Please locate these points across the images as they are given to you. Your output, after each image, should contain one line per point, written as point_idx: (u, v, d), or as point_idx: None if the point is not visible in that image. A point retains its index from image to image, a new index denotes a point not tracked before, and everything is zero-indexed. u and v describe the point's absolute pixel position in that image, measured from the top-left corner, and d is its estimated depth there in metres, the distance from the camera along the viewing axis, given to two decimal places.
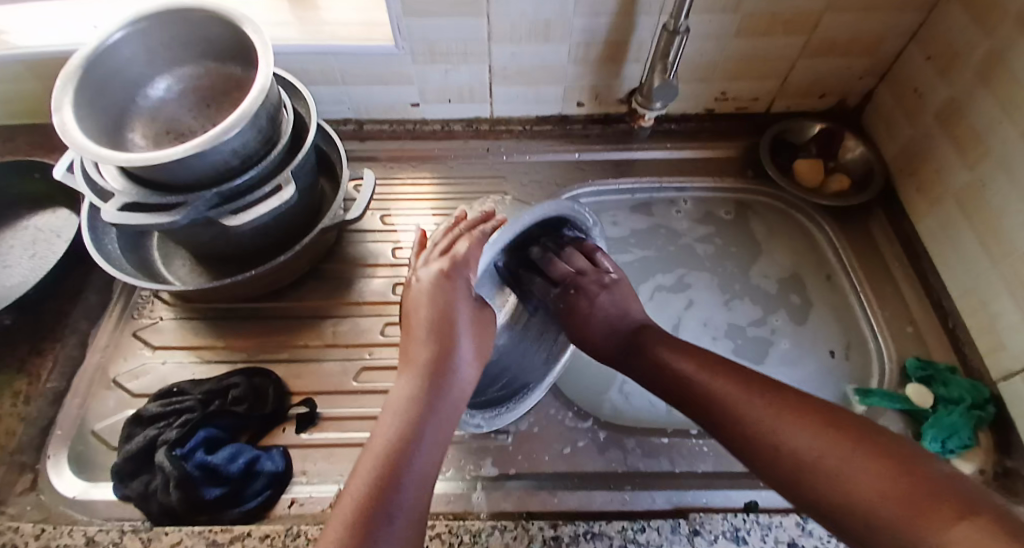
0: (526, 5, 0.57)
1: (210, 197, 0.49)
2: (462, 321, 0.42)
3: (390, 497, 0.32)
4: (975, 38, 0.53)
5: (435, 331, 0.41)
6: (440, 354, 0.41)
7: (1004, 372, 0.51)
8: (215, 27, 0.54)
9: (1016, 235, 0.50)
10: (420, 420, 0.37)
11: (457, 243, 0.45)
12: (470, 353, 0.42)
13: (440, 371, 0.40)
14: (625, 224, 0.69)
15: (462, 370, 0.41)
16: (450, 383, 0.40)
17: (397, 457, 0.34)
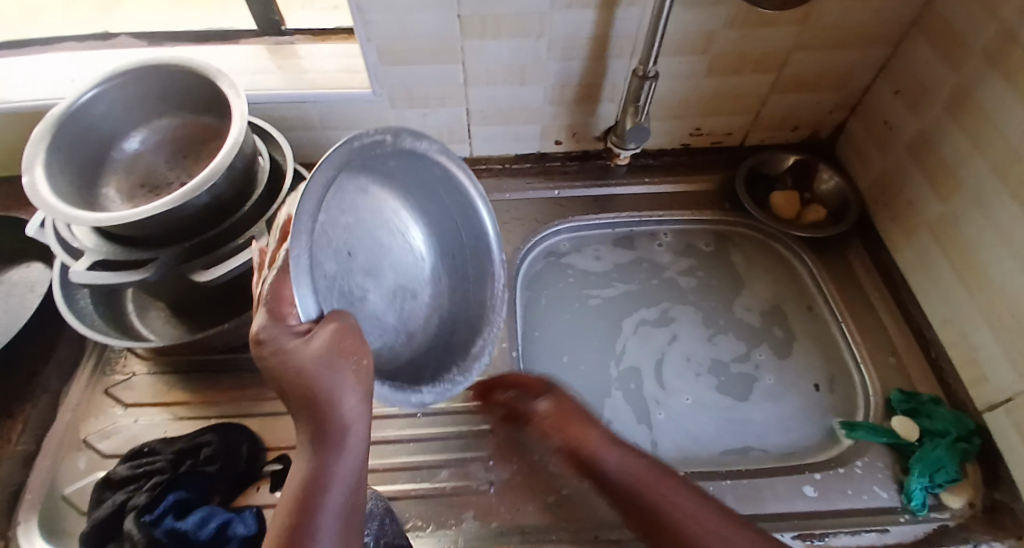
0: (501, 52, 0.58)
1: (181, 250, 0.48)
2: (335, 384, 0.32)
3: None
4: (942, 74, 0.55)
5: (305, 403, 0.33)
6: (320, 430, 0.33)
7: (987, 403, 0.52)
8: (189, 78, 0.54)
9: (995, 268, 0.51)
10: (312, 511, 0.33)
11: (279, 281, 0.32)
12: (357, 410, 0.33)
13: (326, 449, 0.33)
14: (607, 258, 0.70)
15: (353, 437, 0.34)
16: (338, 455, 0.34)
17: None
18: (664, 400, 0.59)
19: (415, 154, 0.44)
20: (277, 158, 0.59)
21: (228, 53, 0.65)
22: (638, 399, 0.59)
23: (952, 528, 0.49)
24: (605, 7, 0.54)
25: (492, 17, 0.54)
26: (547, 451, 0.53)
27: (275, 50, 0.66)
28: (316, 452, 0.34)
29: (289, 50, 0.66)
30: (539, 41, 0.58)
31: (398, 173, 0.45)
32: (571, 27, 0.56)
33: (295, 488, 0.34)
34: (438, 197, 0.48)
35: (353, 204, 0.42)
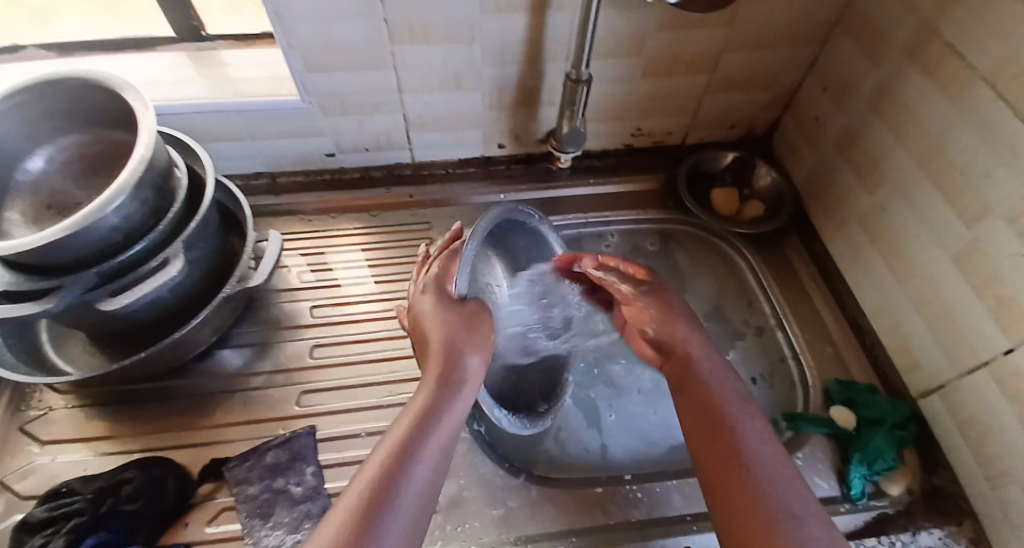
0: (433, 58, 0.57)
1: (90, 277, 0.45)
2: (465, 342, 0.43)
3: (390, 504, 0.32)
4: (865, 70, 0.57)
5: (440, 352, 0.42)
6: (451, 380, 0.41)
7: (920, 390, 0.54)
8: (97, 93, 0.51)
9: (919, 258, 0.52)
10: (425, 435, 0.37)
11: (437, 262, 0.47)
12: (474, 375, 0.43)
13: (440, 394, 0.40)
14: None
15: (462, 395, 0.41)
16: (452, 407, 0.40)
17: (401, 467, 0.34)
18: (614, 407, 0.58)
19: (537, 234, 0.55)
20: (195, 168, 0.57)
21: (146, 62, 0.63)
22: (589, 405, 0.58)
23: (893, 515, 0.50)
24: (535, 11, 0.53)
25: (419, 23, 0.53)
26: (495, 463, 0.52)
27: (196, 56, 0.64)
28: (434, 392, 0.40)
29: (212, 58, 0.64)
30: (471, 46, 0.56)
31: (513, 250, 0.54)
32: (504, 31, 0.55)
33: (407, 418, 0.38)
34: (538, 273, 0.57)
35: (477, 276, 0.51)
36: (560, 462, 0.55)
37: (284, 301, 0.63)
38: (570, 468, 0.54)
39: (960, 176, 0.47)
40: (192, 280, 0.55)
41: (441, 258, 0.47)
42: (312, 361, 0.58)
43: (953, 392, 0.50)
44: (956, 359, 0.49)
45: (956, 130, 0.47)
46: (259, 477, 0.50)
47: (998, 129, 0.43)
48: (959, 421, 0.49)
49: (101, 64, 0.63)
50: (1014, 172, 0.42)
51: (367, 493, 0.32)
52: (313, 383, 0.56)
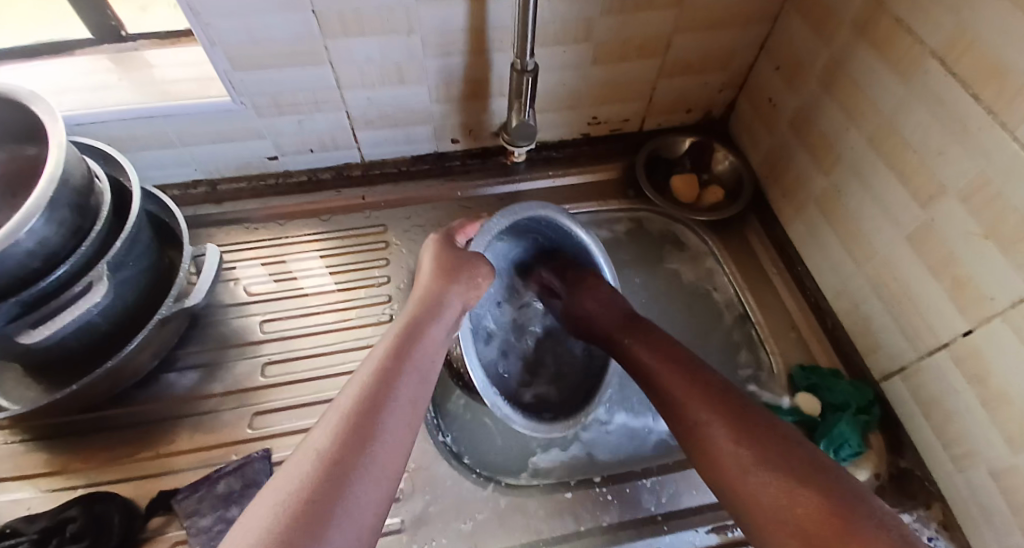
0: (371, 51, 0.54)
1: (9, 308, 0.41)
2: (447, 291, 0.45)
3: (373, 417, 0.33)
4: (816, 48, 0.55)
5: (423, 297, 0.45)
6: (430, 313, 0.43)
7: (883, 372, 0.54)
8: (2, 105, 0.47)
9: (876, 239, 0.52)
10: (405, 359, 0.38)
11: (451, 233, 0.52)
12: (452, 314, 0.45)
13: (420, 326, 0.42)
14: None
15: (442, 329, 0.43)
16: (430, 334, 0.42)
17: (383, 385, 0.35)
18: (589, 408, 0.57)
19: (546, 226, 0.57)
20: (119, 178, 0.53)
21: (65, 67, 0.58)
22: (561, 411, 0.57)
23: None
24: None
25: (352, 15, 0.49)
26: (460, 474, 0.51)
27: (118, 58, 0.59)
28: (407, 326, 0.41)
29: (136, 59, 0.59)
30: (411, 38, 0.53)
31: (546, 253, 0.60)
32: (443, 21, 0.52)
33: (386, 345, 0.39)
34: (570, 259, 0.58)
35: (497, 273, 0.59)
36: (543, 466, 0.54)
37: (232, 318, 0.60)
38: (553, 472, 0.54)
39: (913, 154, 0.47)
40: (127, 301, 0.51)
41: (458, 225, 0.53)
42: (264, 380, 0.56)
43: (914, 373, 0.50)
44: (916, 340, 0.49)
45: (907, 107, 0.46)
46: (211, 507, 0.47)
47: (948, 105, 0.42)
48: (922, 401, 0.50)
49: (16, 74, 0.58)
50: (966, 150, 0.41)
51: (359, 396, 0.34)
52: (268, 403, 0.54)
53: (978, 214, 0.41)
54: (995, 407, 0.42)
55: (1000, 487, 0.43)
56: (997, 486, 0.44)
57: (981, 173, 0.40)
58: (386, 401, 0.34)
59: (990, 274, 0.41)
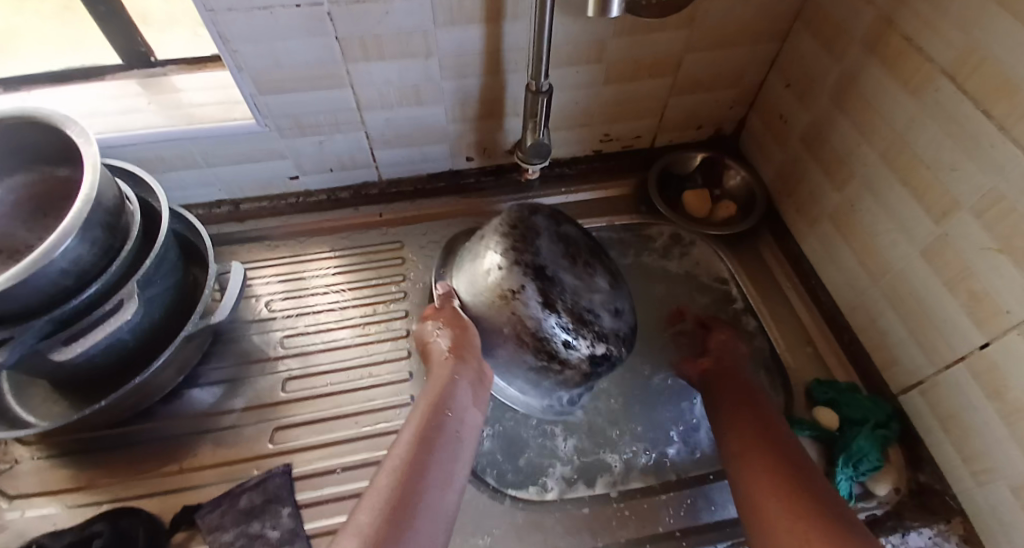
0: (389, 73, 0.55)
1: (43, 325, 0.43)
2: (462, 396, 0.47)
3: (406, 526, 0.35)
4: (827, 64, 0.57)
5: (439, 378, 0.48)
6: (446, 400, 0.46)
7: (901, 386, 0.54)
8: (34, 130, 0.48)
9: (891, 253, 0.52)
10: (431, 451, 0.41)
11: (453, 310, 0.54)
12: (469, 394, 0.48)
13: (439, 419, 0.44)
14: None
15: (467, 416, 0.46)
16: (454, 420, 0.45)
17: (419, 463, 0.40)
18: (608, 422, 0.57)
19: None
20: (147, 199, 0.55)
21: (95, 92, 0.60)
22: (582, 432, 0.56)
23: (881, 516, 0.51)
24: (491, 21, 0.52)
25: (371, 39, 0.51)
26: (479, 489, 0.51)
27: (147, 83, 0.61)
28: (428, 422, 0.43)
29: (163, 83, 0.61)
30: (428, 60, 0.55)
31: None
32: (458, 44, 0.54)
33: (408, 439, 0.42)
34: None
35: None
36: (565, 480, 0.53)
37: (253, 334, 0.61)
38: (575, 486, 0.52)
39: (926, 170, 0.47)
40: (155, 317, 0.53)
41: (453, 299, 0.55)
42: (285, 395, 0.57)
43: (933, 388, 0.50)
44: (934, 354, 0.49)
45: (918, 123, 0.47)
46: (234, 522, 0.48)
47: (960, 122, 0.43)
48: (941, 416, 0.49)
49: (49, 99, 0.60)
50: (979, 165, 0.42)
51: (395, 485, 0.37)
52: (287, 418, 0.55)
53: (992, 229, 0.42)
54: (1015, 422, 0.42)
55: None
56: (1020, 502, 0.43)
57: (994, 189, 0.41)
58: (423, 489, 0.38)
59: (1006, 289, 0.41)
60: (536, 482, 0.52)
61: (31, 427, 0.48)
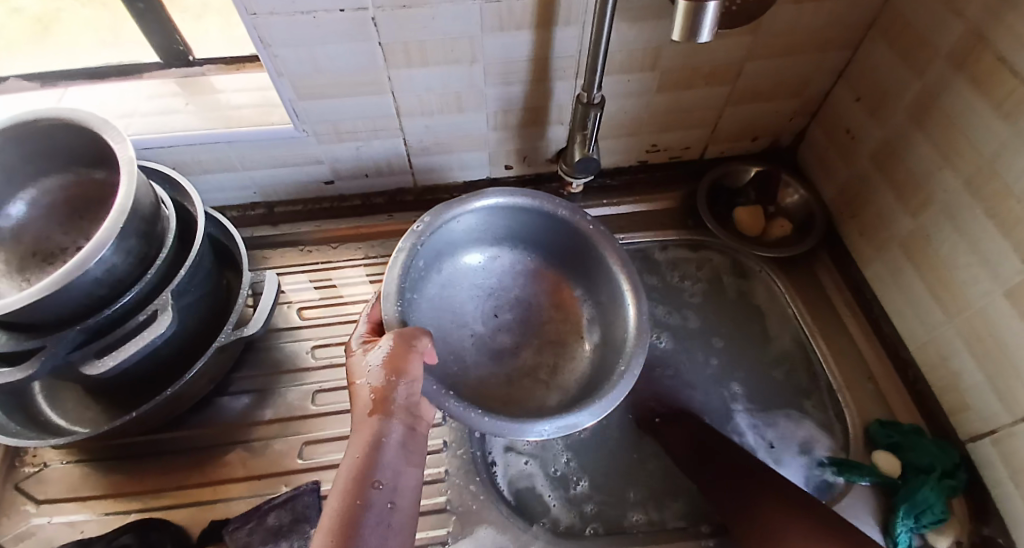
0: (432, 79, 0.53)
1: (75, 336, 0.42)
2: (396, 441, 0.36)
3: None
4: (905, 79, 0.52)
5: (361, 439, 0.35)
6: (374, 466, 0.34)
7: (970, 433, 0.49)
8: (72, 133, 0.48)
9: (969, 290, 0.48)
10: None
11: (377, 346, 0.39)
12: (401, 447, 0.36)
13: (355, 519, 0.30)
14: (457, 272, 0.58)
15: (400, 477, 0.34)
16: (379, 496, 0.33)
17: None
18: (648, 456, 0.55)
19: (475, 223, 0.56)
20: (183, 203, 0.54)
21: (131, 91, 0.59)
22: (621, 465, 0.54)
23: None
24: (541, 27, 0.49)
25: (416, 44, 0.49)
26: (515, 520, 0.49)
27: (184, 82, 0.60)
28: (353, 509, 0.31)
29: (201, 83, 0.60)
30: (472, 67, 0.52)
31: (501, 229, 0.58)
32: (507, 50, 0.51)
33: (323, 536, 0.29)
34: (509, 227, 0.57)
35: (450, 232, 0.55)
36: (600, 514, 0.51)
37: (284, 343, 0.60)
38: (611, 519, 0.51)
39: (1017, 204, 0.42)
40: (188, 325, 0.52)
41: (370, 356, 0.39)
42: (314, 408, 0.55)
43: (1009, 439, 0.46)
44: (1011, 404, 0.45)
45: (1013, 152, 0.42)
46: (261, 541, 0.47)
47: None
48: (1015, 471, 0.45)
49: (84, 96, 0.59)
50: None
51: None
52: (316, 433, 0.54)
53: None
54: None
55: None
56: None
57: None
58: None
59: None
60: (560, 504, 0.52)
61: (65, 435, 0.48)
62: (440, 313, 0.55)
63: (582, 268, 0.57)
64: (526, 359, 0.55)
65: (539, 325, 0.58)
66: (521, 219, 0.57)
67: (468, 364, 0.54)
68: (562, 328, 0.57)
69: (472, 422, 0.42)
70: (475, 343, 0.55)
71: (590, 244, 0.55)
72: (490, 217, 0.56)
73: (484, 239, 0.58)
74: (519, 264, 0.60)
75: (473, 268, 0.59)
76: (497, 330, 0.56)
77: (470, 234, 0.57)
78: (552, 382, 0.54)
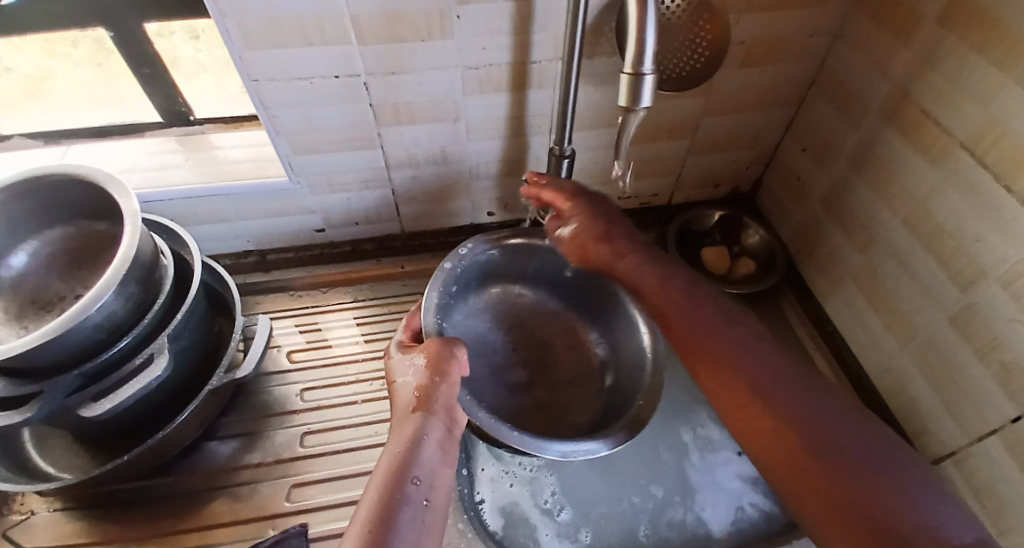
0: (419, 136, 0.58)
1: (72, 380, 0.44)
2: (435, 439, 0.38)
3: None
4: (843, 131, 0.58)
5: (402, 434, 0.38)
6: (411, 458, 0.35)
7: (934, 455, 0.52)
8: (79, 187, 0.51)
9: (916, 318, 0.52)
10: (395, 526, 0.30)
11: (418, 353, 0.44)
12: (438, 447, 0.38)
13: (393, 503, 0.32)
14: (485, 304, 0.62)
15: (435, 472, 0.36)
16: (415, 484, 0.34)
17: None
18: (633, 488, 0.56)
19: (506, 255, 0.61)
20: (181, 253, 0.56)
21: (132, 149, 0.63)
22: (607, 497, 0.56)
23: None
24: (518, 89, 0.55)
25: (405, 105, 0.54)
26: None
27: (185, 140, 0.64)
28: (391, 492, 0.32)
29: (201, 141, 0.64)
30: (456, 124, 0.57)
31: (526, 267, 0.62)
32: (487, 109, 0.56)
33: (363, 514, 0.31)
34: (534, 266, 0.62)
35: (483, 263, 0.60)
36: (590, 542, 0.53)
37: (273, 386, 0.61)
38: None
39: (951, 239, 0.47)
40: (181, 369, 0.53)
41: (410, 363, 0.43)
42: (303, 450, 0.56)
43: (968, 458, 0.48)
44: (965, 423, 0.48)
45: (940, 193, 0.48)
46: None
47: (982, 193, 0.44)
48: (977, 489, 0.48)
49: (88, 152, 0.62)
50: (1005, 239, 0.42)
51: None
52: (304, 474, 0.54)
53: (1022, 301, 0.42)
54: None
55: None
56: None
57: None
58: None
59: None
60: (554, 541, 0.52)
61: (55, 480, 0.48)
62: (467, 337, 0.58)
63: (599, 312, 0.61)
64: (540, 395, 0.57)
65: (552, 360, 0.60)
66: (542, 262, 0.61)
67: (488, 395, 0.55)
68: (576, 366, 0.60)
69: (501, 435, 0.44)
70: (493, 374, 0.57)
71: (600, 290, 0.59)
72: (516, 254, 0.61)
73: (510, 276, 0.63)
74: (540, 303, 0.63)
75: (501, 302, 0.62)
76: (515, 366, 0.59)
77: (499, 266, 0.61)
78: (567, 416, 0.56)
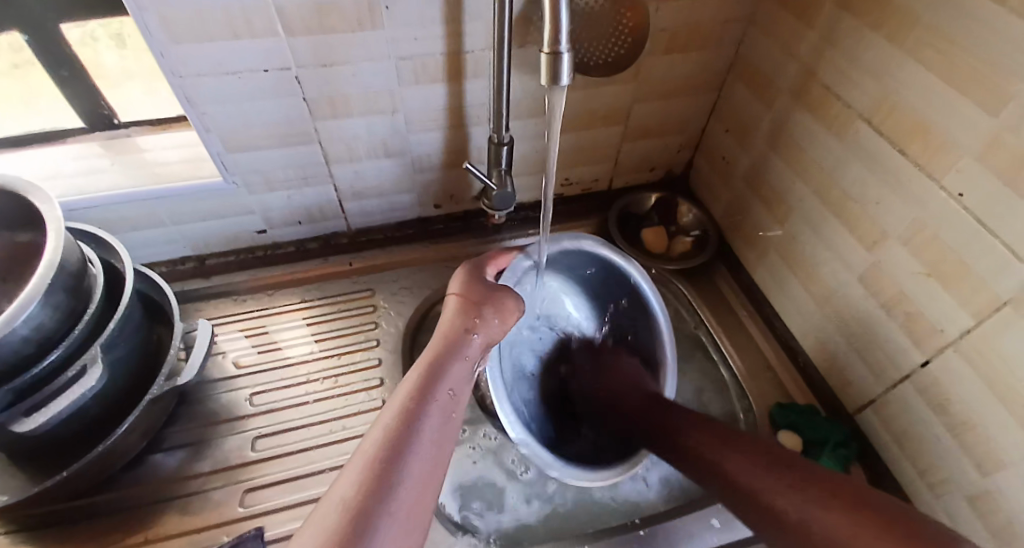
0: (358, 131, 0.58)
1: (0, 397, 0.41)
2: (474, 346, 0.45)
3: (379, 510, 0.28)
4: (760, 111, 0.62)
5: (448, 334, 0.45)
6: (446, 360, 0.42)
7: (855, 405, 0.57)
8: (1, 197, 0.49)
9: (831, 280, 0.57)
10: (435, 395, 0.38)
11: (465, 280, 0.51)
12: (475, 350, 0.45)
13: (437, 377, 0.40)
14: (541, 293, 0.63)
15: (466, 367, 0.43)
16: (448, 377, 0.41)
17: (423, 409, 0.36)
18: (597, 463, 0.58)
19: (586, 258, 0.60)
20: (112, 262, 0.54)
21: (53, 156, 0.60)
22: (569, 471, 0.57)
23: None
24: (453, 81, 0.56)
25: (339, 98, 0.53)
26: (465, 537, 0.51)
27: (110, 145, 0.61)
28: (433, 369, 0.40)
29: (127, 144, 0.61)
30: (394, 116, 0.57)
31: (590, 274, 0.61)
32: (424, 102, 0.57)
33: (410, 382, 0.39)
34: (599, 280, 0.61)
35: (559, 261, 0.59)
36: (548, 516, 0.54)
37: (220, 393, 0.59)
38: (560, 520, 0.54)
39: (855, 205, 0.52)
40: (118, 380, 0.51)
41: (456, 287, 0.51)
42: (254, 454, 0.55)
43: (884, 404, 0.53)
44: (880, 372, 0.53)
45: (845, 162, 0.52)
46: None
47: (879, 159, 0.48)
48: (894, 431, 0.52)
49: (6, 161, 0.59)
50: (901, 199, 0.47)
51: (375, 456, 0.31)
52: (257, 478, 0.54)
53: (920, 255, 0.46)
54: (958, 432, 0.45)
55: (977, 509, 0.45)
56: (972, 508, 0.45)
57: (916, 220, 0.45)
58: (416, 444, 0.33)
59: (938, 310, 0.45)
60: (520, 503, 0.55)
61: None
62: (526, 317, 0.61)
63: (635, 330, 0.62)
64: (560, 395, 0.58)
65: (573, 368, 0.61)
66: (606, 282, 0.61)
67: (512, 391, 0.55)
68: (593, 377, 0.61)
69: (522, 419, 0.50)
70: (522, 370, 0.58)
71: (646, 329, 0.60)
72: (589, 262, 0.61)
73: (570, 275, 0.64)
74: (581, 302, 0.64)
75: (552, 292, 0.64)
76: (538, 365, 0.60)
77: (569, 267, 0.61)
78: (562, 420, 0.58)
